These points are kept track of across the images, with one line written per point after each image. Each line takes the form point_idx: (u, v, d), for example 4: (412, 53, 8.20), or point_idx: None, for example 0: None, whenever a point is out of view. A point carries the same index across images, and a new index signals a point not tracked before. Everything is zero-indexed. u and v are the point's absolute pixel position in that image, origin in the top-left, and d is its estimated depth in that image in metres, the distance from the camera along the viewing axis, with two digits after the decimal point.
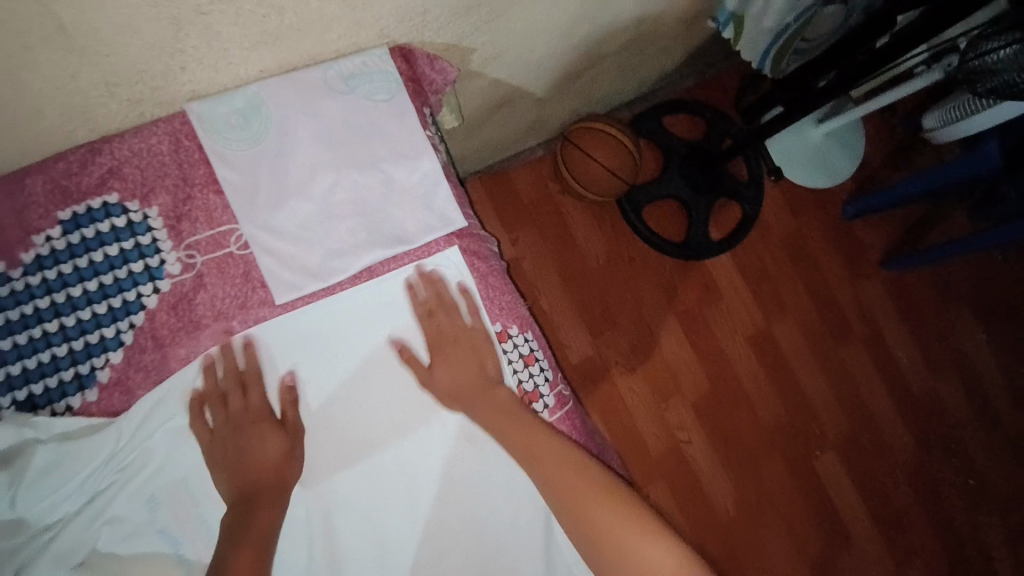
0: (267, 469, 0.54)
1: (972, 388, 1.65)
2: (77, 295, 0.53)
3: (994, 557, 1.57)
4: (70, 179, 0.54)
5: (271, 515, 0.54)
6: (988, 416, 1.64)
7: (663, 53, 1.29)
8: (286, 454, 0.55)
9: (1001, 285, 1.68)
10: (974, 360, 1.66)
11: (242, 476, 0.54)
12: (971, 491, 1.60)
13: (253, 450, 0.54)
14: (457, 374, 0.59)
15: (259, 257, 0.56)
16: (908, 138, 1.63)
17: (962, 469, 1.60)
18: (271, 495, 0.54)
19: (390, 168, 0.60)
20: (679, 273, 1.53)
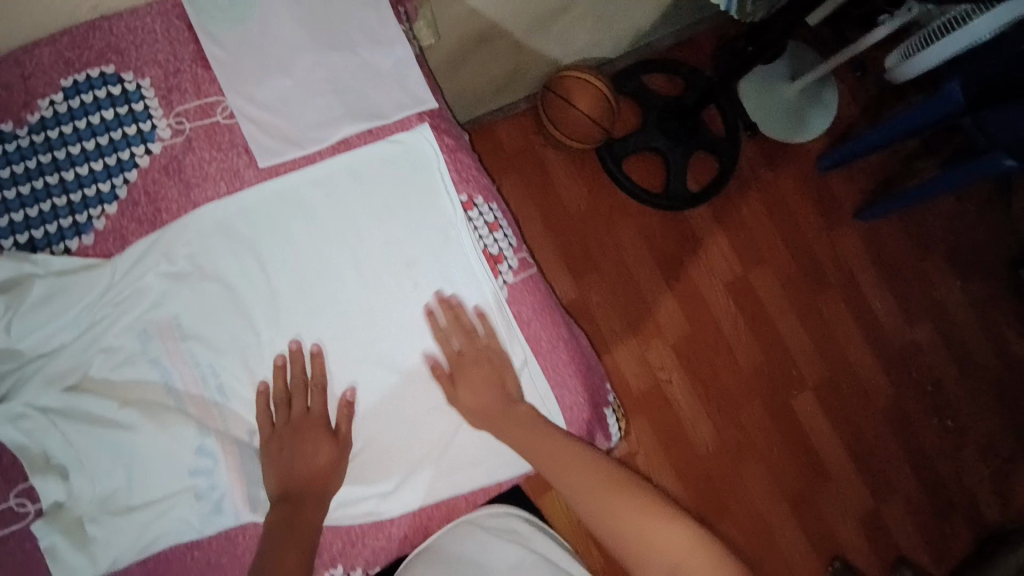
0: (322, 475, 0.58)
1: (950, 336, 1.69)
2: (77, 154, 0.59)
3: (977, 496, 1.63)
4: (74, 51, 0.60)
5: (314, 516, 0.56)
6: (966, 362, 1.68)
7: (638, 3, 1.34)
8: (333, 463, 0.59)
9: (974, 235, 1.72)
10: (949, 309, 1.70)
11: (291, 477, 0.57)
12: (949, 433, 1.65)
13: (303, 457, 0.57)
14: (480, 384, 0.63)
15: (243, 124, 0.61)
16: (884, 93, 1.66)
17: (940, 413, 1.66)
18: (314, 503, 0.57)
19: (366, 52, 0.65)
20: (660, 222, 1.59)
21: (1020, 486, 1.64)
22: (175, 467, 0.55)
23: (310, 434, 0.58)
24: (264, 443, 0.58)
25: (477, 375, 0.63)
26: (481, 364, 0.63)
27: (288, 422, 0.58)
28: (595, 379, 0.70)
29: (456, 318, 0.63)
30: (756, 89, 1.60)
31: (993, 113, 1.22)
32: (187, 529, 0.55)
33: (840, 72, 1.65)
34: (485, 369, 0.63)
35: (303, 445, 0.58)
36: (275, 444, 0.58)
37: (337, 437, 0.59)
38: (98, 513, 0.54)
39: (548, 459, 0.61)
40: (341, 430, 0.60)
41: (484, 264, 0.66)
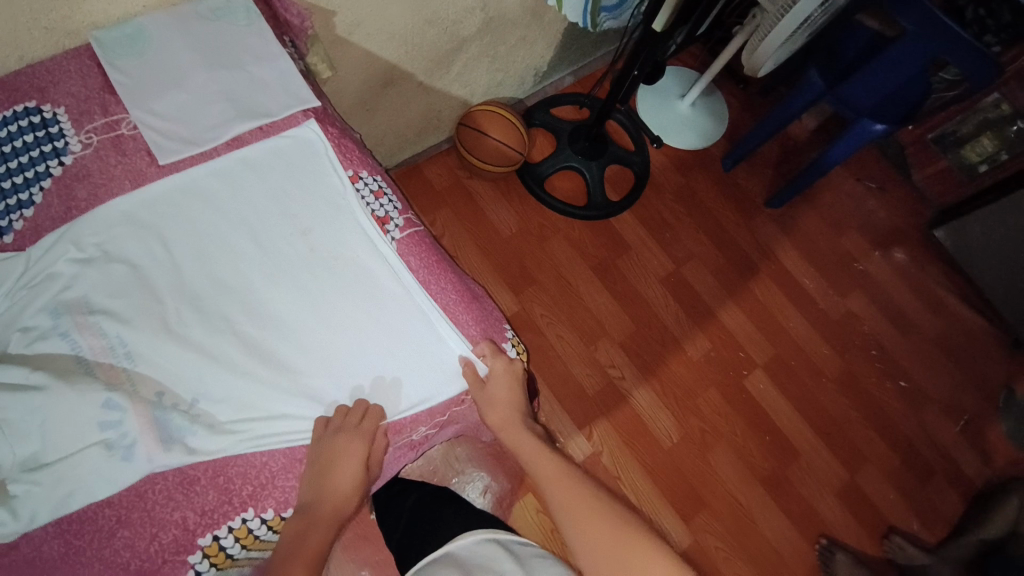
0: (347, 498, 0.66)
1: (884, 304, 1.68)
2: (0, 172, 0.67)
3: (952, 453, 1.55)
4: (2, 94, 0.70)
5: (321, 538, 0.64)
6: (906, 323, 1.67)
7: (525, 42, 1.50)
8: (356, 485, 0.67)
9: (885, 208, 1.78)
10: (881, 282, 1.71)
11: (322, 491, 0.64)
12: (906, 394, 1.59)
13: (340, 469, 0.65)
14: (510, 385, 0.74)
15: (144, 132, 0.71)
16: (764, 102, 1.85)
17: (892, 375, 1.61)
18: (326, 525, 0.64)
19: (253, 69, 0.78)
20: (589, 232, 1.65)
21: (993, 441, 1.57)
22: (82, 422, 0.57)
23: (344, 445, 0.63)
24: (318, 437, 0.64)
25: (511, 386, 0.74)
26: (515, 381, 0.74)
27: (341, 426, 0.64)
28: (484, 328, 0.74)
29: (497, 347, 0.73)
30: (652, 107, 1.77)
31: (851, 85, 1.34)
32: (102, 482, 0.57)
33: (722, 86, 1.85)
34: (504, 385, 0.73)
35: (346, 453, 0.64)
36: (327, 439, 0.64)
37: (369, 460, 0.67)
38: (17, 474, 0.56)
39: (564, 495, 0.74)
40: (373, 457, 0.68)
41: (372, 223, 0.73)
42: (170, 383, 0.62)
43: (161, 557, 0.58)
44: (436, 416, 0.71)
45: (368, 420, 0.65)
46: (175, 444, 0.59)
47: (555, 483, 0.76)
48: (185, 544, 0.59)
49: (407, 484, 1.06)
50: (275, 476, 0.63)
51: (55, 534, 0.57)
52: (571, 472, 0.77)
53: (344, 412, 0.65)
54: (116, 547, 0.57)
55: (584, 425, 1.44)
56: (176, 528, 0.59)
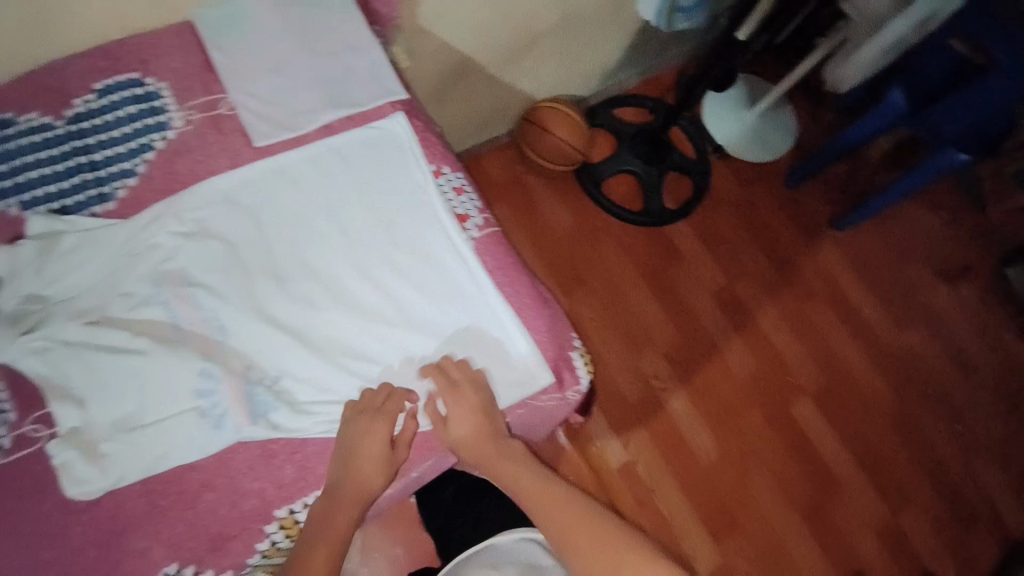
0: (375, 477, 0.63)
1: (943, 340, 1.61)
2: (104, 139, 0.69)
3: (1001, 504, 1.48)
4: (106, 63, 0.72)
5: (347, 517, 0.61)
6: (965, 362, 1.60)
7: (598, 41, 1.47)
8: (384, 468, 0.63)
9: (955, 240, 1.70)
10: (942, 317, 1.63)
11: (349, 469, 0.62)
12: (958, 437, 1.53)
13: (366, 450, 0.62)
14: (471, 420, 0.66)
15: (241, 114, 0.73)
16: (837, 118, 1.78)
17: (945, 415, 1.54)
18: (351, 506, 0.62)
19: (345, 56, 0.79)
20: (644, 239, 1.63)
21: None
22: (179, 388, 0.61)
23: (368, 423, 0.63)
24: (345, 419, 0.64)
25: (472, 414, 0.66)
26: (478, 409, 0.67)
27: (365, 408, 0.64)
28: (553, 333, 0.74)
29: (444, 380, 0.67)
30: (719, 116, 1.70)
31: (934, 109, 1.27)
32: (192, 446, 0.60)
33: (794, 98, 1.79)
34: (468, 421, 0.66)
35: (370, 433, 0.63)
36: (350, 422, 0.64)
37: (395, 442, 0.65)
38: (112, 433, 0.60)
39: (546, 507, 0.66)
40: (401, 438, 0.66)
41: (453, 221, 0.74)
42: (257, 358, 0.65)
43: (239, 525, 0.61)
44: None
45: (391, 401, 0.65)
46: (262, 418, 0.63)
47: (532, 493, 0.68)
48: (263, 513, 0.61)
49: (442, 473, 0.92)
50: None
51: (141, 493, 0.59)
52: (550, 480, 0.69)
53: (381, 389, 0.65)
54: (198, 511, 0.60)
55: (622, 431, 1.44)
56: (255, 499, 0.61)
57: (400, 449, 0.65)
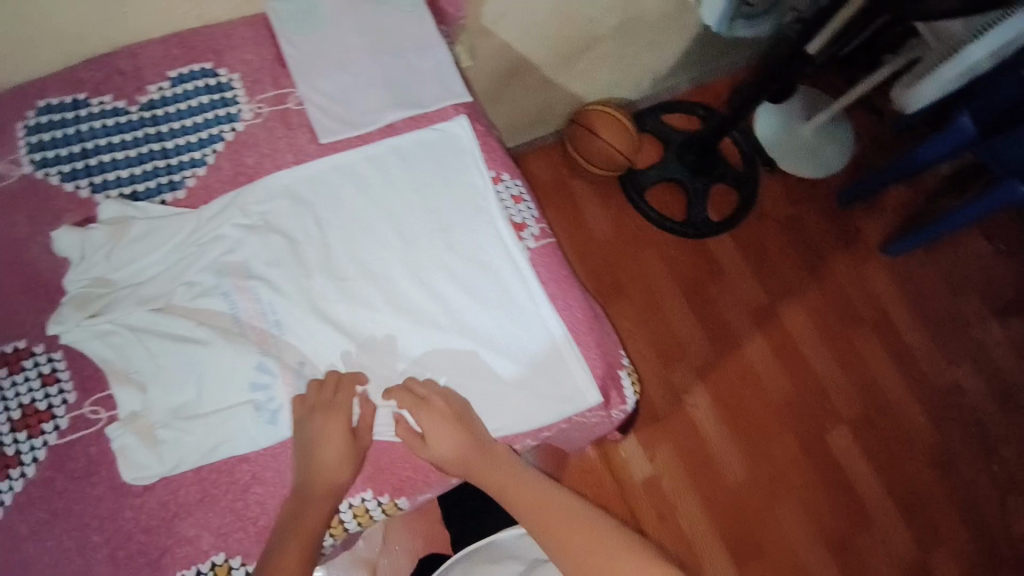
0: (342, 470, 0.61)
1: (992, 379, 1.54)
2: (176, 128, 0.71)
3: None
4: (181, 51, 0.73)
5: (320, 510, 0.59)
6: (1013, 403, 1.53)
7: (656, 46, 1.44)
8: (350, 456, 0.62)
9: (1013, 274, 1.63)
10: (993, 354, 1.56)
11: (312, 467, 0.61)
12: (1000, 480, 1.47)
13: (324, 446, 0.61)
14: (444, 427, 0.64)
15: (308, 109, 0.74)
16: (897, 138, 1.71)
17: (988, 457, 1.48)
18: (323, 499, 0.60)
19: (413, 56, 0.78)
20: (685, 251, 1.59)
21: None
22: (238, 381, 0.63)
23: (325, 419, 0.62)
24: (298, 416, 0.63)
25: (446, 422, 0.64)
26: (454, 419, 0.64)
27: (316, 404, 0.63)
28: (601, 351, 0.73)
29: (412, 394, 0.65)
30: (774, 129, 1.64)
31: (1005, 140, 1.22)
32: (247, 439, 0.62)
33: (854, 115, 1.72)
34: (445, 430, 0.63)
35: (328, 428, 0.61)
36: (306, 418, 0.62)
37: (355, 432, 0.63)
38: (170, 420, 0.61)
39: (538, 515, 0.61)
40: (361, 427, 0.64)
41: (510, 230, 0.73)
42: (311, 355, 0.66)
43: None
44: (542, 430, 0.69)
45: (341, 391, 0.63)
46: None
47: (523, 499, 0.62)
48: None
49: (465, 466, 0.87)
50: (392, 464, 0.66)
51: (194, 480, 0.61)
52: (544, 484, 0.63)
53: (336, 381, 0.64)
54: (248, 502, 0.61)
55: (648, 444, 1.42)
56: None
57: (363, 438, 0.64)
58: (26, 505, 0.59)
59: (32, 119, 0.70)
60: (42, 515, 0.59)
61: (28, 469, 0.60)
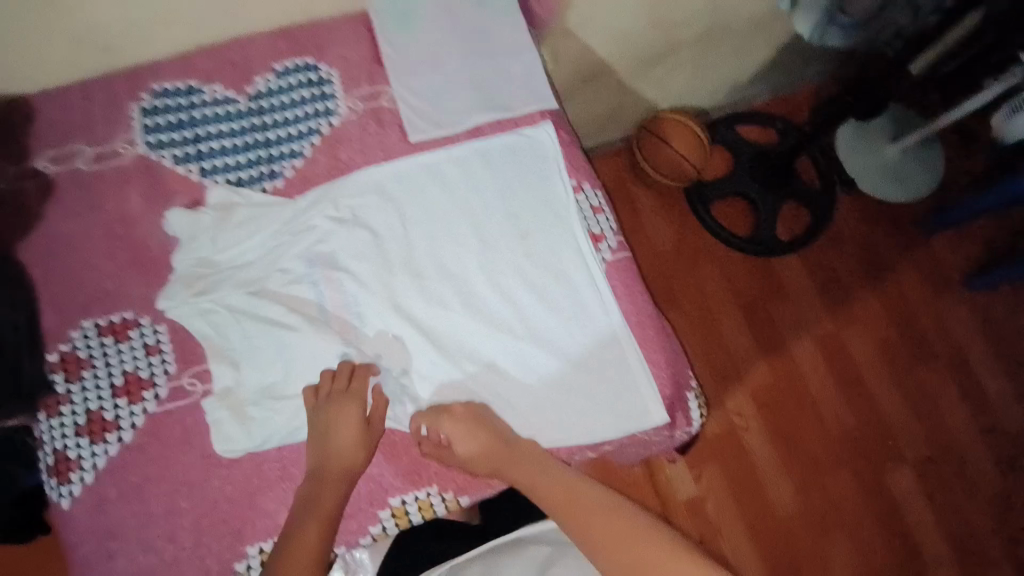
0: (354, 457, 0.63)
1: None
2: (278, 120, 0.74)
3: None
4: (287, 45, 0.76)
5: (336, 495, 0.61)
6: None
7: (739, 56, 1.39)
8: (363, 443, 0.64)
9: None
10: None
11: (326, 453, 0.62)
12: None
13: (337, 433, 0.62)
14: (466, 432, 0.64)
15: (400, 108, 0.76)
16: (992, 165, 1.59)
17: None
18: (339, 483, 0.62)
19: (504, 61, 0.79)
20: (749, 268, 1.53)
21: None
22: (322, 367, 0.66)
23: (340, 407, 0.63)
24: (310, 406, 0.64)
25: (469, 430, 0.64)
26: (475, 422, 0.64)
27: (330, 394, 0.64)
28: (670, 369, 0.71)
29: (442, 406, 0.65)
30: (856, 148, 1.55)
31: None
32: None
33: (945, 138, 1.62)
34: (470, 441, 0.64)
35: (341, 416, 0.63)
36: (320, 406, 0.64)
37: (368, 421, 0.65)
38: (259, 398, 0.65)
39: (567, 507, 0.60)
40: (374, 415, 0.65)
41: (588, 241, 0.73)
42: (386, 349, 0.68)
43: (356, 504, 0.65)
44: (603, 444, 0.69)
45: (355, 381, 0.65)
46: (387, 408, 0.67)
47: (552, 490, 0.61)
48: (377, 499, 0.66)
49: None
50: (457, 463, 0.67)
51: (278, 457, 0.65)
52: (573, 477, 0.62)
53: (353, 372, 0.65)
54: None
55: (693, 461, 1.37)
56: (371, 483, 0.66)
57: (375, 429, 0.65)
58: (118, 468, 0.63)
59: (147, 102, 0.72)
60: (133, 479, 0.63)
61: (125, 434, 0.64)
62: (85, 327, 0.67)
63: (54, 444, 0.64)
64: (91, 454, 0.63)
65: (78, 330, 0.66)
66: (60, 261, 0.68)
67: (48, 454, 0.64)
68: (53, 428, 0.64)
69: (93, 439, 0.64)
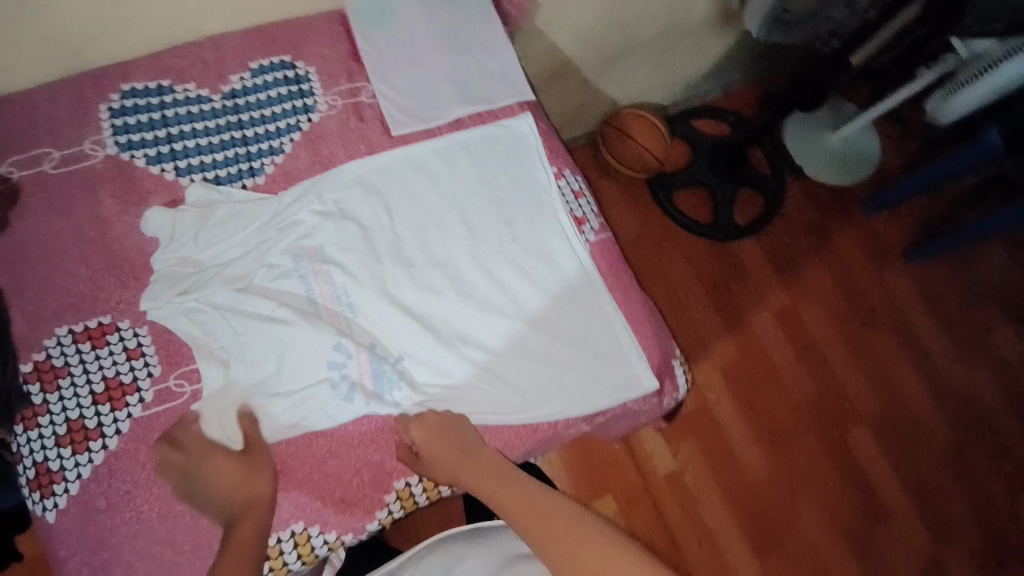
0: (246, 487, 0.59)
1: (1010, 385, 1.56)
2: (255, 118, 0.74)
3: None
4: (261, 44, 0.77)
5: (253, 526, 0.58)
6: None
7: (693, 52, 1.46)
8: (252, 470, 0.60)
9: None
10: (1010, 360, 1.58)
11: (222, 495, 0.59)
12: (1015, 483, 1.48)
13: (217, 475, 0.59)
14: (437, 436, 0.63)
15: (381, 102, 0.77)
16: (923, 148, 1.73)
17: (1004, 460, 1.49)
18: (257, 512, 0.59)
19: (480, 56, 0.81)
20: (711, 253, 1.60)
21: None
22: (316, 361, 0.65)
23: (207, 457, 0.60)
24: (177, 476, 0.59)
25: (437, 436, 0.64)
26: (443, 431, 0.64)
27: (193, 448, 0.60)
28: (654, 340, 0.75)
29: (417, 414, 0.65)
30: (800, 136, 1.65)
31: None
32: (325, 416, 0.64)
33: (881, 125, 1.75)
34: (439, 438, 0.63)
35: (212, 463, 0.60)
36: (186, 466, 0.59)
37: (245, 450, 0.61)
38: (253, 395, 0.63)
39: (527, 515, 0.61)
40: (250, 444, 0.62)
41: (573, 223, 0.77)
42: (381, 337, 0.68)
43: (361, 492, 0.64)
44: (598, 414, 0.72)
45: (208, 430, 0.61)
46: (385, 395, 0.66)
47: (504, 494, 0.63)
48: (383, 483, 0.65)
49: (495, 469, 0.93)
50: None
51: (275, 452, 0.63)
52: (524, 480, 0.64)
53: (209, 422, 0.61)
54: (323, 475, 0.64)
55: (671, 439, 1.41)
56: (373, 468, 0.65)
57: (260, 456, 0.61)
58: (105, 476, 0.60)
59: (116, 103, 0.71)
60: (123, 487, 0.59)
61: (110, 441, 0.60)
62: (60, 333, 0.63)
63: (35, 456, 0.60)
64: (74, 464, 0.60)
65: (52, 337, 0.62)
66: (30, 265, 0.65)
67: (30, 467, 0.60)
68: (28, 443, 0.60)
69: (75, 449, 0.60)
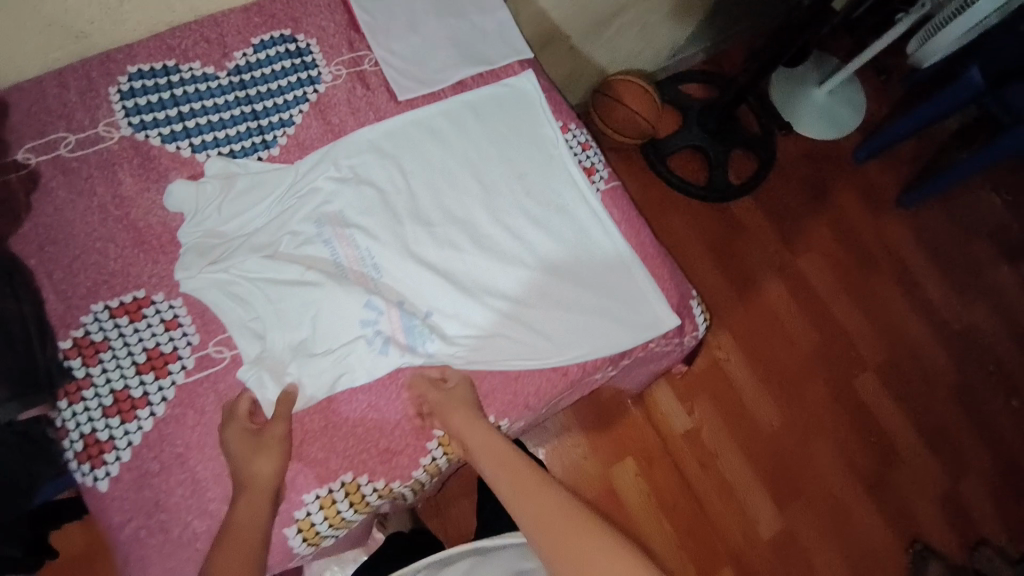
0: (258, 471, 0.59)
1: (1007, 319, 1.60)
2: (263, 91, 0.75)
3: None
4: (261, 20, 0.77)
5: (253, 515, 0.57)
6: None
7: (677, 14, 1.48)
8: (267, 448, 0.60)
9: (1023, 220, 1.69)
10: (1005, 295, 1.62)
11: (238, 474, 0.59)
12: (1018, 413, 1.52)
13: (237, 452, 0.60)
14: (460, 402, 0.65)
15: (384, 69, 0.78)
16: (906, 96, 1.76)
17: (1007, 391, 1.54)
18: (260, 500, 0.58)
19: (476, 18, 0.83)
20: (709, 214, 1.62)
21: None
22: (348, 321, 0.67)
23: (236, 428, 0.61)
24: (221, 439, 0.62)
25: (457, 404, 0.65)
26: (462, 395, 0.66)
27: (228, 417, 0.62)
28: (671, 281, 0.77)
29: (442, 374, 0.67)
30: (785, 92, 1.68)
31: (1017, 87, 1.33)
32: (361, 372, 0.66)
33: (864, 76, 1.77)
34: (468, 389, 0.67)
35: (234, 437, 0.60)
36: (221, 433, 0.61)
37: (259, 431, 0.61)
38: (291, 357, 0.65)
39: (522, 495, 0.62)
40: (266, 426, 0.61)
41: (582, 173, 0.78)
42: (408, 295, 0.70)
43: (404, 441, 0.66)
44: (624, 355, 0.74)
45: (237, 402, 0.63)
46: (418, 349, 0.68)
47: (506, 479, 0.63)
48: (424, 431, 0.67)
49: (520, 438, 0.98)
50: (494, 389, 0.70)
51: (317, 410, 0.65)
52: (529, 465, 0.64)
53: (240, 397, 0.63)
54: (366, 428, 0.66)
55: (685, 398, 1.44)
56: (414, 418, 0.67)
57: (271, 438, 0.60)
58: (156, 441, 0.61)
59: (124, 84, 0.71)
60: (176, 450, 0.61)
61: (157, 407, 0.62)
62: (96, 309, 0.64)
63: (81, 429, 0.61)
64: (124, 432, 0.61)
65: (89, 313, 0.64)
66: (58, 247, 0.66)
67: (75, 441, 0.61)
68: (72, 417, 0.61)
69: (123, 418, 0.61)
